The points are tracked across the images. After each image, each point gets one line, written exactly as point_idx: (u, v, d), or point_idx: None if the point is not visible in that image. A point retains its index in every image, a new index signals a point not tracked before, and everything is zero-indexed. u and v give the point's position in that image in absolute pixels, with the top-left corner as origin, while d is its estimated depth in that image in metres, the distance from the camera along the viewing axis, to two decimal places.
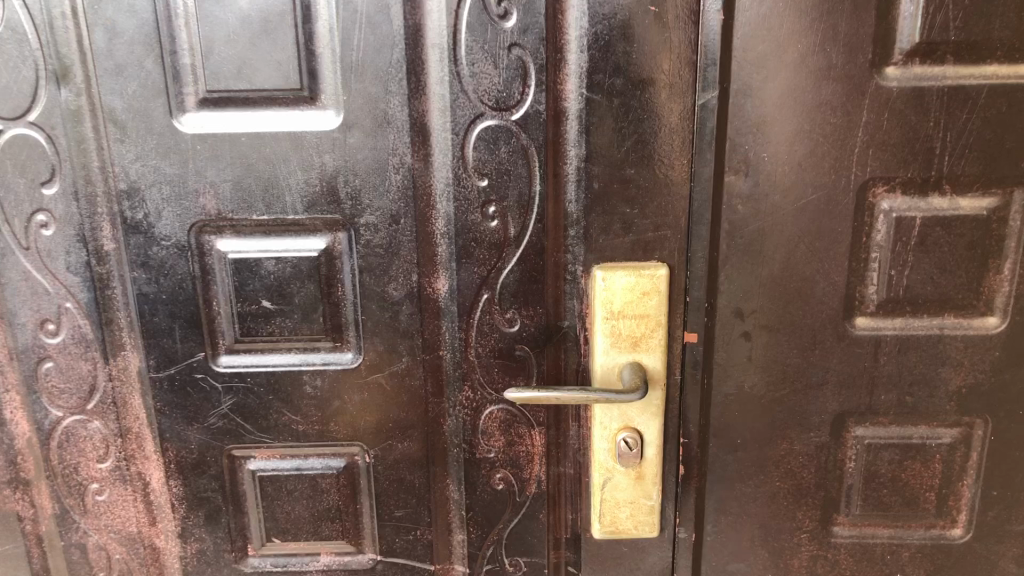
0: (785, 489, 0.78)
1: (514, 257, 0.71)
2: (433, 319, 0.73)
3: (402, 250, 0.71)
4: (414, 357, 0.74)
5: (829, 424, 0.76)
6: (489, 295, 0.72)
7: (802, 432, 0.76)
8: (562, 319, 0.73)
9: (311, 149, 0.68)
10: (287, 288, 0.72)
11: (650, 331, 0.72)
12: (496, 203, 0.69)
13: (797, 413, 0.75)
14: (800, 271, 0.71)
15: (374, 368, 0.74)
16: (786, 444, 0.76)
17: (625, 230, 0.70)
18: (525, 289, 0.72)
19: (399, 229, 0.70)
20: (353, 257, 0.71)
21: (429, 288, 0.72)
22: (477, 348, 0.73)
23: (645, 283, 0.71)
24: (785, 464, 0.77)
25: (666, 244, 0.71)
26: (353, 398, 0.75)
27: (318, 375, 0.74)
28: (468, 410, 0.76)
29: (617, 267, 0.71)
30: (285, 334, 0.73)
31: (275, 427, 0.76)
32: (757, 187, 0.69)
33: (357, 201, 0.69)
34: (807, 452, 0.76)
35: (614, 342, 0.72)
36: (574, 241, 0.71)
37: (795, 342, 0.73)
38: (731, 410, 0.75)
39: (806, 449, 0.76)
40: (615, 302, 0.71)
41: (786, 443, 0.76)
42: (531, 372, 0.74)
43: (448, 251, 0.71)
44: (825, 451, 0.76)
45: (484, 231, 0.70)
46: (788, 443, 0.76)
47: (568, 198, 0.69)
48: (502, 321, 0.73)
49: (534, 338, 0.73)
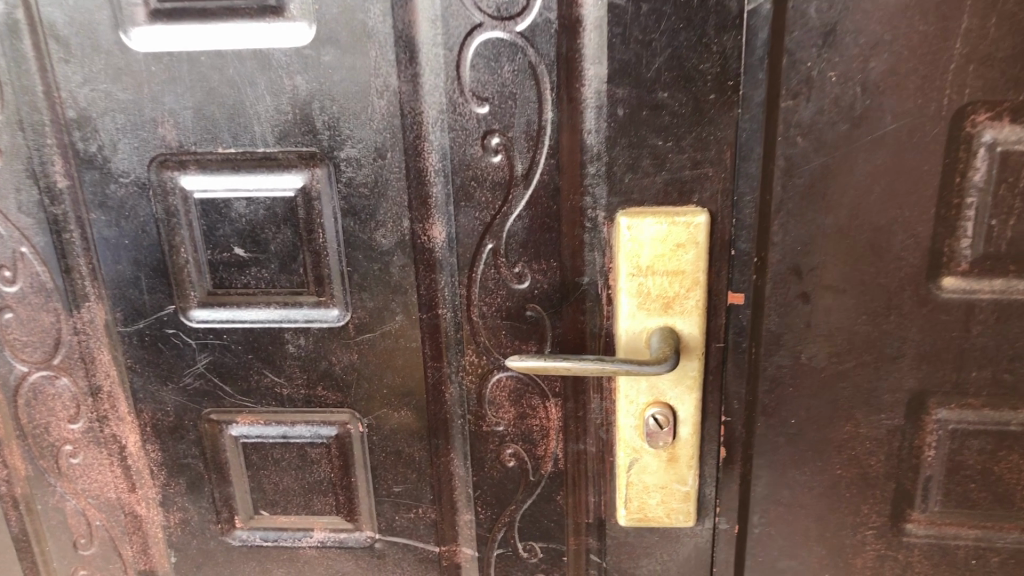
0: (848, 478, 0.65)
1: (522, 199, 0.59)
2: (430, 271, 0.62)
3: (390, 190, 0.60)
4: (409, 316, 0.64)
5: (903, 404, 0.62)
6: (494, 245, 0.61)
7: (871, 414, 0.63)
8: (581, 275, 0.61)
9: (280, 70, 0.57)
10: (262, 234, 0.62)
11: (685, 290, 0.60)
12: (499, 134, 0.58)
13: (866, 392, 0.62)
14: (872, 220, 0.58)
15: (364, 327, 0.64)
16: (850, 427, 0.64)
17: (656, 167, 0.58)
18: (535, 238, 0.60)
19: (386, 165, 0.59)
20: (334, 197, 0.61)
21: (424, 235, 0.61)
22: (481, 307, 0.63)
23: (679, 234, 0.59)
24: (849, 449, 0.64)
25: (707, 185, 0.58)
26: (341, 360, 0.66)
27: (301, 333, 0.65)
28: (472, 377, 0.65)
29: (646, 214, 0.58)
30: (261, 287, 0.64)
31: (257, 390, 0.67)
32: (820, 114, 0.55)
33: (336, 131, 0.59)
34: (876, 438, 0.64)
35: (641, 303, 0.60)
36: (594, 180, 0.59)
37: (864, 306, 0.60)
38: (783, 385, 0.63)
39: (875, 434, 0.64)
40: (643, 256, 0.59)
41: (851, 426, 0.64)
42: (545, 336, 0.63)
43: (445, 191, 0.60)
44: (898, 436, 0.63)
45: (485, 168, 0.59)
46: (854, 426, 0.64)
47: (586, 127, 0.57)
48: (510, 275, 0.62)
49: (547, 297, 0.62)
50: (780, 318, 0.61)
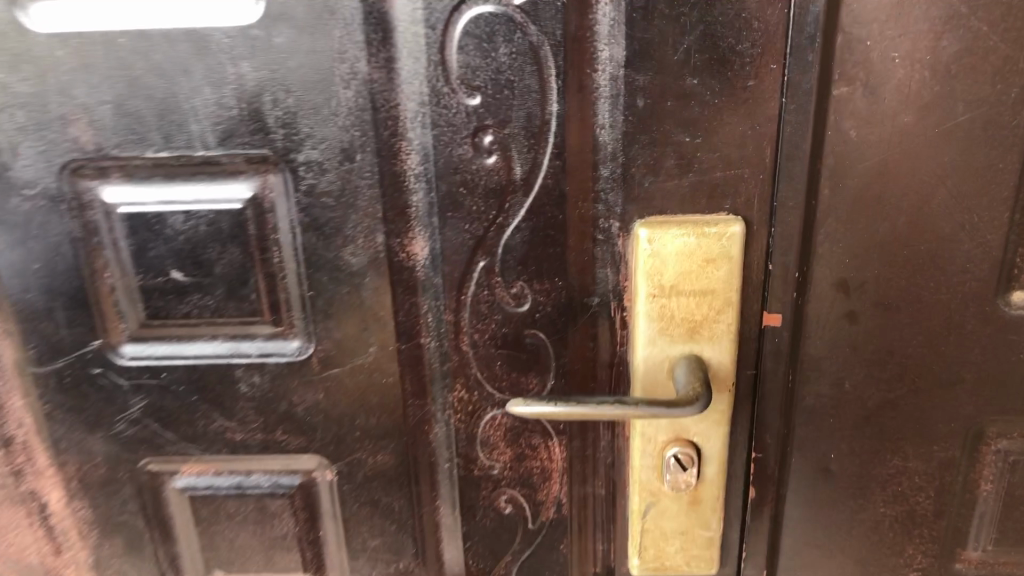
0: (893, 518, 0.57)
1: (521, 208, 0.49)
2: (410, 294, 0.52)
3: (360, 199, 0.50)
4: (386, 347, 0.54)
5: (959, 435, 0.54)
6: (488, 263, 0.51)
7: (921, 446, 0.55)
8: (591, 295, 0.52)
9: (221, 54, 0.46)
10: (203, 254, 0.51)
11: (715, 313, 0.51)
12: (493, 130, 0.48)
13: (918, 421, 0.54)
14: (935, 227, 0.49)
15: (331, 360, 0.54)
16: (897, 461, 0.55)
17: (682, 167, 0.48)
18: (537, 253, 0.51)
19: (355, 169, 0.49)
20: (292, 209, 0.50)
21: (402, 252, 0.51)
22: (472, 334, 0.53)
23: (709, 247, 0.49)
24: (895, 485, 0.56)
25: (741, 189, 0.49)
26: (305, 400, 0.55)
27: (255, 370, 0.54)
28: (461, 415, 0.55)
29: (670, 224, 0.49)
30: (205, 317, 0.53)
31: (205, 436, 0.57)
32: (880, 103, 0.46)
33: (292, 128, 0.48)
34: (926, 472, 0.56)
35: (663, 329, 0.51)
36: (606, 184, 0.49)
37: (920, 326, 0.51)
38: (823, 417, 0.54)
39: (925, 468, 0.56)
40: (667, 274, 0.50)
41: (898, 460, 0.55)
42: (548, 366, 0.54)
43: (427, 200, 0.50)
44: (951, 469, 0.55)
45: (477, 171, 0.49)
46: (901, 460, 0.55)
47: (598, 121, 0.47)
48: (506, 297, 0.52)
49: (551, 321, 0.52)
50: (824, 342, 0.52)
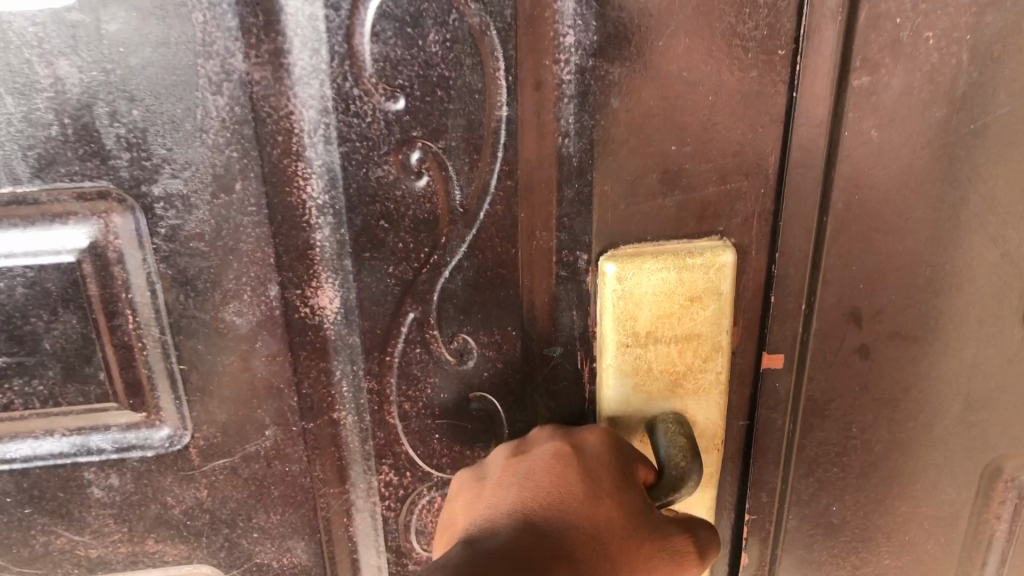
0: (898, 568, 0.49)
1: (462, 243, 0.38)
2: (317, 358, 0.40)
3: (243, 242, 0.37)
4: (287, 427, 0.41)
5: (975, 472, 0.46)
6: (419, 314, 0.39)
7: (933, 489, 0.47)
8: (553, 343, 0.40)
9: (24, 49, 0.32)
10: (23, 326, 0.37)
11: (701, 360, 0.40)
12: (423, 144, 0.35)
13: (930, 464, 0.46)
14: (964, 245, 0.40)
15: (214, 450, 0.41)
16: (907, 509, 0.47)
17: (667, 183, 0.37)
18: (484, 297, 0.39)
19: (234, 203, 0.36)
20: (146, 259, 0.36)
21: (306, 306, 0.38)
22: (402, 404, 0.41)
23: (693, 282, 0.38)
24: (902, 534, 0.48)
25: (736, 207, 0.38)
26: (182, 501, 0.42)
27: (111, 469, 0.41)
28: (389, 502, 0.43)
29: (645, 257, 0.37)
30: (33, 408, 0.39)
31: (48, 556, 0.43)
32: (910, 95, 0.36)
33: (141, 150, 0.34)
34: (938, 516, 0.48)
35: (639, 384, 0.40)
36: (563, 204, 0.36)
37: (940, 358, 0.43)
38: (826, 468, 0.45)
39: (937, 512, 0.47)
40: (642, 320, 0.38)
41: (908, 508, 0.47)
42: (499, 434, 0.42)
43: (336, 238, 0.37)
44: (965, 514, 0.48)
45: (401, 199, 0.36)
46: (911, 507, 0.47)
47: (556, 129, 0.35)
48: (446, 356, 0.40)
49: (503, 382, 0.41)
50: (829, 385, 0.43)
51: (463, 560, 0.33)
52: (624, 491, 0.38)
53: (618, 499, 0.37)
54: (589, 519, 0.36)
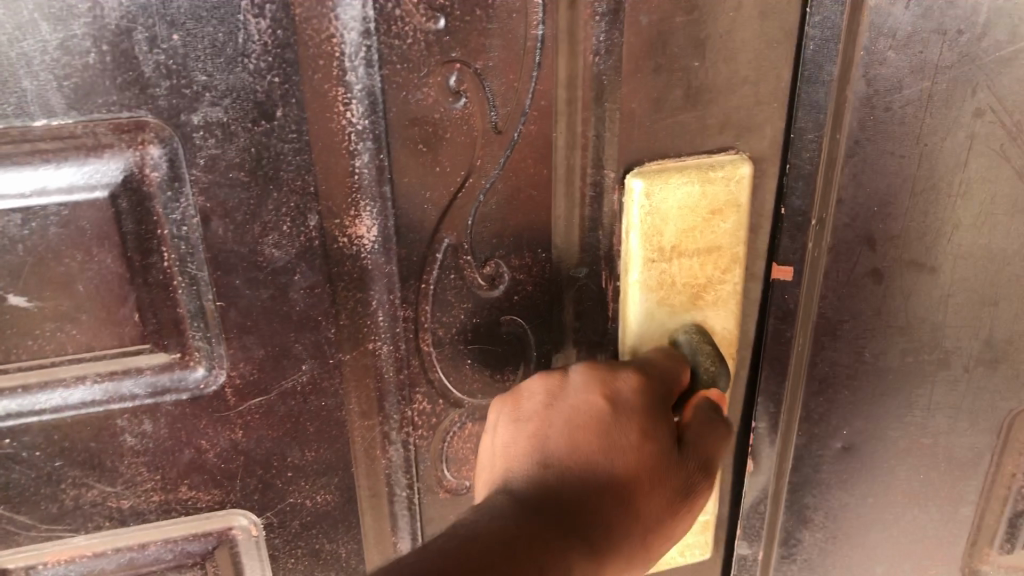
0: (909, 514, 0.47)
1: (499, 164, 0.38)
2: (355, 288, 0.39)
3: (283, 170, 0.36)
4: (325, 361, 0.40)
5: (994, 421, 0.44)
6: (455, 239, 0.39)
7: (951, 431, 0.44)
8: (579, 265, 0.42)
9: None
10: (53, 267, 0.35)
11: (720, 274, 0.41)
12: (463, 66, 0.36)
13: (945, 402, 0.44)
14: (988, 173, 0.38)
15: (250, 388, 0.40)
16: (920, 446, 0.45)
17: (687, 97, 0.38)
18: (516, 220, 0.40)
19: (275, 130, 0.35)
20: (185, 193, 0.36)
21: (345, 234, 0.38)
22: (435, 332, 0.41)
23: (716, 197, 0.40)
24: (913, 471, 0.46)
25: (755, 120, 0.39)
26: (216, 444, 0.41)
27: (143, 417, 0.39)
28: (422, 431, 0.43)
29: (671, 171, 0.39)
30: (62, 355, 0.37)
31: (75, 512, 0.40)
32: (942, 8, 0.35)
33: (182, 77, 0.33)
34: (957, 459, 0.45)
35: (663, 300, 0.41)
36: (598, 117, 0.38)
37: (958, 289, 0.41)
38: (835, 390, 0.44)
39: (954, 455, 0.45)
40: (668, 234, 0.40)
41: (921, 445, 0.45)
42: (528, 355, 0.43)
43: (375, 164, 0.37)
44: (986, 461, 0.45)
45: (441, 122, 0.36)
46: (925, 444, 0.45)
47: (595, 46, 0.36)
48: (479, 281, 0.40)
49: (530, 304, 0.42)
50: (841, 300, 0.42)
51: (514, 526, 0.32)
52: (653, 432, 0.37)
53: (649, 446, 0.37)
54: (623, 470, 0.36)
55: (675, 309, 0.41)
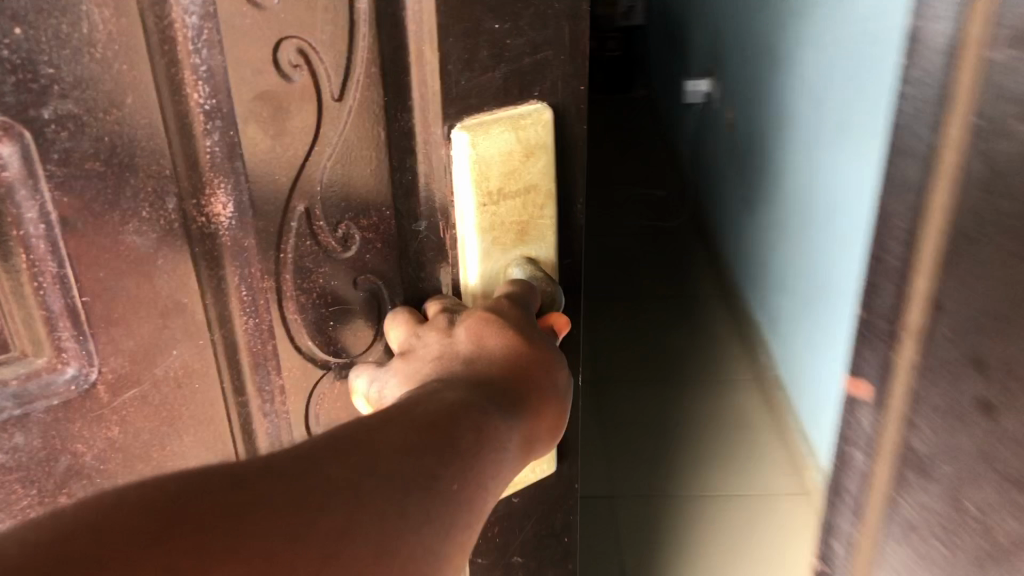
0: None
1: (338, 129, 0.34)
2: (213, 269, 0.34)
3: (138, 156, 0.31)
4: (194, 343, 0.35)
5: None
6: (306, 205, 0.34)
7: None
8: (419, 219, 0.37)
9: None
10: None
11: (542, 213, 0.38)
12: (298, 39, 0.31)
13: None
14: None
15: (123, 381, 0.34)
16: None
17: (495, 55, 0.34)
18: (360, 184, 0.35)
19: (129, 118, 0.30)
20: (39, 191, 0.30)
21: (201, 215, 0.33)
22: (299, 299, 0.36)
23: (531, 142, 0.36)
24: None
25: (546, 70, 0.36)
26: (94, 443, 0.35)
27: (15, 432, 0.32)
28: (290, 402, 0.39)
29: (490, 122, 0.35)
30: None
31: None
32: None
33: (28, 67, 0.28)
34: None
35: (499, 249, 0.37)
36: (422, 80, 0.34)
37: None
38: (923, 540, 0.38)
39: None
40: (497, 181, 0.36)
41: None
42: (380, 312, 0.39)
43: (227, 142, 0.32)
44: None
45: (283, 96, 0.32)
46: None
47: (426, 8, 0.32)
48: (332, 245, 0.36)
49: (387, 264, 0.38)
50: (938, 438, 0.36)
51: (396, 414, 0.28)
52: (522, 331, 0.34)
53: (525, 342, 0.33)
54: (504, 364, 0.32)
55: (509, 251, 0.37)
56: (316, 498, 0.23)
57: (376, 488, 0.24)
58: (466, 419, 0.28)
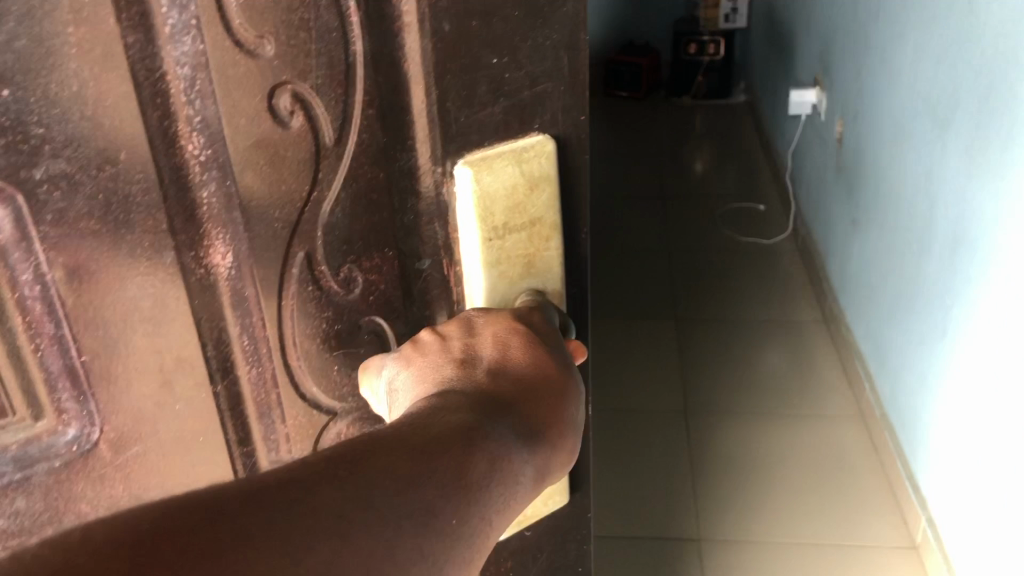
0: None
1: (338, 173, 0.33)
2: (216, 321, 0.34)
3: (134, 212, 0.30)
4: (199, 397, 0.35)
5: None
6: (309, 250, 0.34)
7: None
8: (422, 258, 0.37)
9: None
10: None
11: (547, 243, 0.37)
12: (296, 85, 0.31)
13: None
14: None
15: (127, 439, 0.34)
16: None
17: (494, 91, 0.34)
18: (360, 224, 0.35)
19: (123, 174, 0.29)
20: (33, 253, 0.29)
21: (201, 267, 0.32)
22: (304, 343, 0.36)
23: (533, 175, 0.36)
24: None
25: (546, 103, 0.35)
26: (98, 505, 0.34)
27: (16, 503, 0.31)
28: (297, 445, 0.39)
29: (492, 157, 0.34)
30: None
31: None
32: None
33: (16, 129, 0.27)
34: None
35: (504, 281, 0.37)
36: (419, 122, 0.33)
37: None
38: None
39: None
40: (500, 215, 0.35)
41: None
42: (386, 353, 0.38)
43: (225, 192, 0.31)
44: None
45: (281, 143, 0.32)
46: None
47: (420, 49, 0.31)
48: (334, 288, 0.36)
49: (391, 303, 0.37)
50: None
51: (422, 424, 0.27)
52: (541, 349, 0.33)
53: (545, 360, 0.32)
54: (528, 377, 0.31)
55: (513, 281, 0.37)
56: (341, 509, 0.22)
57: (391, 505, 0.23)
58: (493, 438, 0.27)
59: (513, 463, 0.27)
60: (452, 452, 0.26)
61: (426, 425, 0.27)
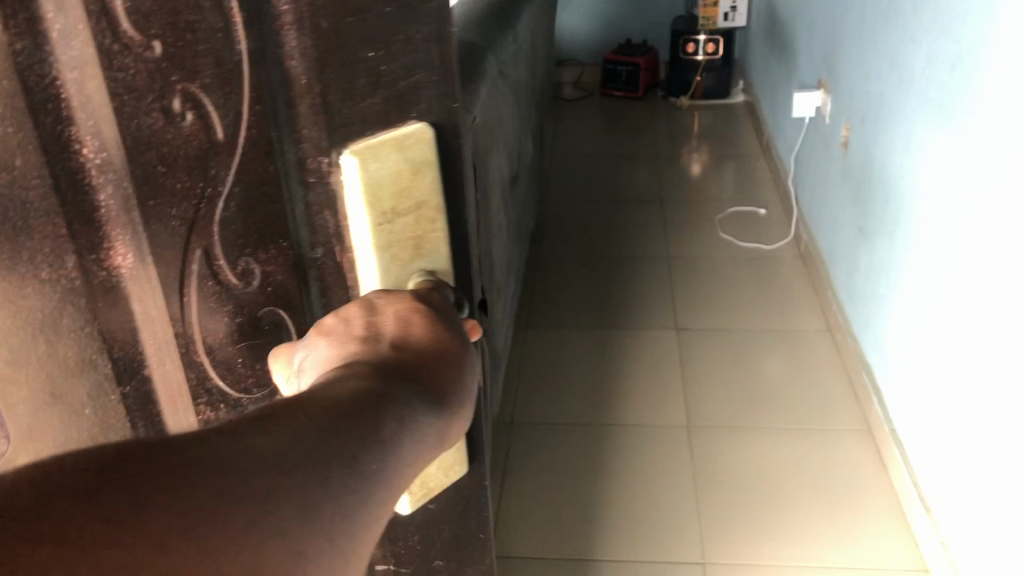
0: None
1: (232, 169, 0.33)
2: (122, 319, 0.35)
3: (32, 218, 0.31)
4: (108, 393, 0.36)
5: None
6: (206, 246, 0.34)
7: None
8: (318, 249, 0.37)
9: None
10: None
11: (433, 224, 0.38)
12: (185, 85, 0.31)
13: None
14: None
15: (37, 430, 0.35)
16: None
17: (373, 82, 0.34)
18: (258, 218, 0.35)
19: (18, 180, 0.30)
20: None
21: (103, 267, 0.33)
22: (208, 341, 0.37)
23: (416, 160, 0.36)
24: None
25: (421, 92, 0.35)
26: None
27: None
28: None
29: (378, 144, 0.35)
30: None
31: None
32: None
33: None
34: None
35: (396, 264, 0.37)
36: (304, 118, 0.33)
37: None
38: None
39: None
40: (388, 200, 0.36)
41: None
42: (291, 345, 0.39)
43: (120, 195, 0.32)
44: None
45: (174, 144, 0.32)
46: None
47: (298, 47, 0.32)
48: (233, 283, 0.36)
49: (290, 294, 0.38)
50: None
51: (327, 397, 0.27)
52: (443, 330, 0.34)
53: (446, 339, 0.33)
54: (429, 353, 0.32)
55: (403, 263, 0.38)
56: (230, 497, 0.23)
57: (282, 486, 0.24)
58: (394, 412, 0.28)
59: (410, 438, 0.29)
60: (353, 427, 0.27)
61: (331, 399, 0.27)
